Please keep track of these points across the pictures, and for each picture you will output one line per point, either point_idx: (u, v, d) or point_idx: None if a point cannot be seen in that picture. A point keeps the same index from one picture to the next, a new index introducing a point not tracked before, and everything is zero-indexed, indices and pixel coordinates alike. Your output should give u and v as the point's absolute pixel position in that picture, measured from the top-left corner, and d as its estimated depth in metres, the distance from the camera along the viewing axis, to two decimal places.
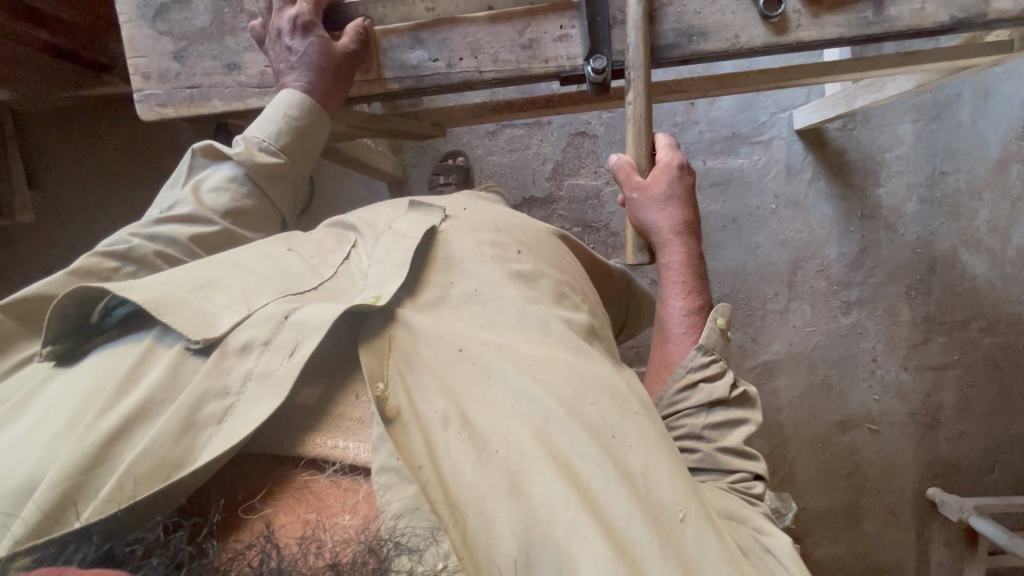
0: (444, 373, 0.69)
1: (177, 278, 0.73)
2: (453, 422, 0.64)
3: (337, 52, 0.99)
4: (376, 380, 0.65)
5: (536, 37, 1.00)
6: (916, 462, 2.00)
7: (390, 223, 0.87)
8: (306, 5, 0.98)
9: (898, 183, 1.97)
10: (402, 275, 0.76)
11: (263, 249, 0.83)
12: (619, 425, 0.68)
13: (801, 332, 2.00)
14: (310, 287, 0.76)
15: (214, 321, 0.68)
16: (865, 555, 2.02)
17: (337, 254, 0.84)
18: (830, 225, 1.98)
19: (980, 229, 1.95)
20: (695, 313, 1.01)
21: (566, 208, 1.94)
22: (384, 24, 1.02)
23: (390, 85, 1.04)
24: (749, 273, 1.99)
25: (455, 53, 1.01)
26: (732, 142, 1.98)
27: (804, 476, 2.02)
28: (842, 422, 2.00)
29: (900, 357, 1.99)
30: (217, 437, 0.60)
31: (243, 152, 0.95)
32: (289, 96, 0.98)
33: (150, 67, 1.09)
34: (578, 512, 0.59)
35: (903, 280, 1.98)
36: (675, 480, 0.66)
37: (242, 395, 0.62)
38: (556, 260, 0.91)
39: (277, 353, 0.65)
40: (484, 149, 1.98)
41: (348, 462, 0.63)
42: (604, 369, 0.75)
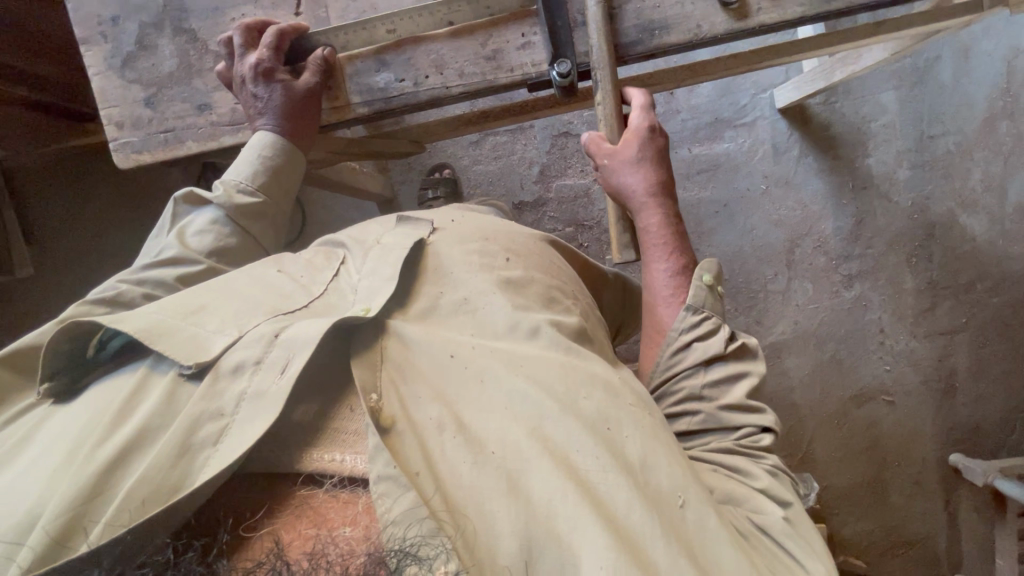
0: (437, 380, 0.69)
1: (168, 306, 0.73)
2: (448, 427, 0.64)
3: (301, 91, 1.00)
4: (370, 392, 0.65)
5: (499, 47, 1.00)
6: (936, 430, 1.98)
7: (379, 238, 0.88)
8: (266, 50, 0.99)
9: (887, 152, 1.95)
10: (388, 289, 0.76)
11: (253, 271, 0.84)
12: (615, 419, 0.69)
13: (805, 310, 1.98)
14: (300, 305, 0.76)
15: (206, 344, 0.69)
16: (894, 528, 1.99)
17: (325, 273, 0.84)
18: (823, 200, 1.97)
19: (975, 189, 1.93)
20: (680, 274, 0.99)
21: (556, 209, 1.94)
22: (348, 50, 1.03)
23: (359, 109, 1.04)
24: (746, 256, 1.98)
25: (420, 71, 1.02)
26: (716, 127, 1.97)
27: (823, 455, 2.00)
28: (856, 395, 1.98)
29: (908, 326, 1.97)
30: (214, 459, 0.60)
31: (222, 195, 0.96)
32: (262, 138, 1.00)
33: (123, 116, 1.10)
34: (576, 503, 0.60)
35: (903, 248, 1.96)
36: (674, 466, 0.67)
37: (236, 416, 0.63)
38: (545, 266, 0.90)
39: (270, 371, 0.65)
40: (469, 160, 1.98)
41: (346, 474, 0.63)
42: (596, 363, 0.74)
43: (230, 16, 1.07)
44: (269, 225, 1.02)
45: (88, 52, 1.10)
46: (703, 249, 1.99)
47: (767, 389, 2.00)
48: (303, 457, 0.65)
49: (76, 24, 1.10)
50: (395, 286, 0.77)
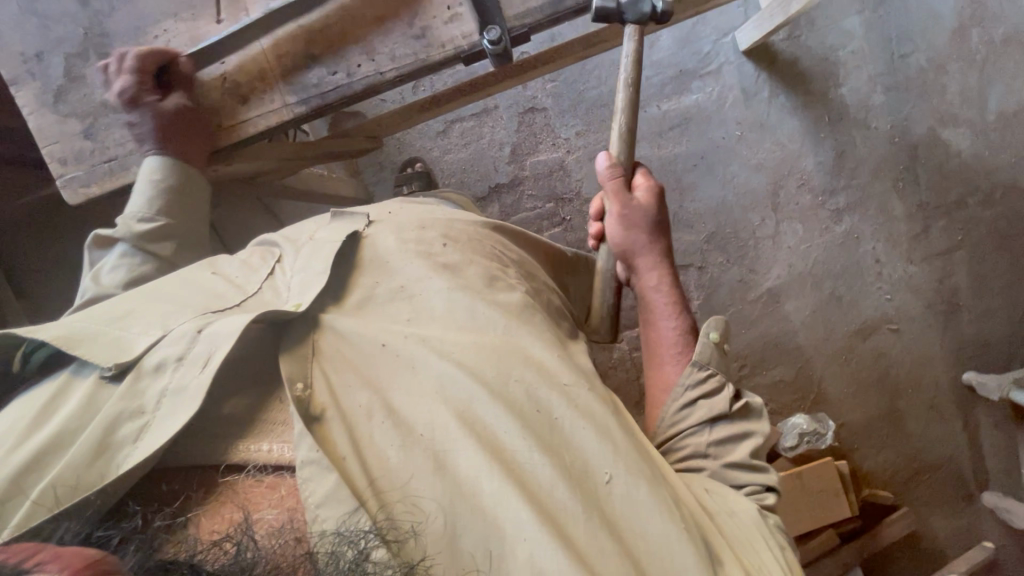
0: (370, 371, 0.79)
1: (94, 317, 0.83)
2: (377, 414, 0.75)
3: (168, 110, 1.03)
4: (296, 380, 0.76)
5: (427, 24, 0.99)
6: (945, 352, 1.96)
7: (312, 234, 0.97)
8: (127, 75, 1.02)
9: (859, 78, 1.92)
10: (321, 281, 0.86)
11: (191, 274, 0.94)
12: (544, 402, 0.79)
13: (798, 251, 1.96)
14: (232, 304, 0.86)
15: (128, 347, 0.79)
16: (916, 455, 1.98)
17: (260, 272, 0.94)
18: (800, 137, 1.94)
19: (954, 103, 1.89)
20: (685, 334, 1.03)
21: (533, 187, 1.93)
22: (277, 50, 1.02)
23: (296, 108, 1.03)
24: (731, 206, 1.96)
25: (352, 61, 1.01)
26: (682, 80, 1.94)
27: (836, 393, 1.98)
28: (860, 329, 1.97)
29: (903, 252, 1.94)
30: (136, 448, 0.71)
31: (124, 229, 1.04)
32: (152, 163, 1.05)
33: (64, 151, 1.09)
34: (498, 479, 0.71)
35: (889, 174, 1.93)
36: (599, 444, 0.77)
37: (156, 412, 0.73)
38: (484, 249, 0.97)
39: (192, 366, 0.75)
40: (439, 150, 1.96)
41: (271, 462, 0.74)
42: (530, 345, 0.84)
43: (153, 33, 1.08)
44: (180, 245, 1.09)
45: (20, 92, 1.09)
46: (686, 205, 1.96)
47: (770, 335, 1.98)
48: (232, 447, 0.76)
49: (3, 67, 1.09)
50: (328, 277, 0.87)
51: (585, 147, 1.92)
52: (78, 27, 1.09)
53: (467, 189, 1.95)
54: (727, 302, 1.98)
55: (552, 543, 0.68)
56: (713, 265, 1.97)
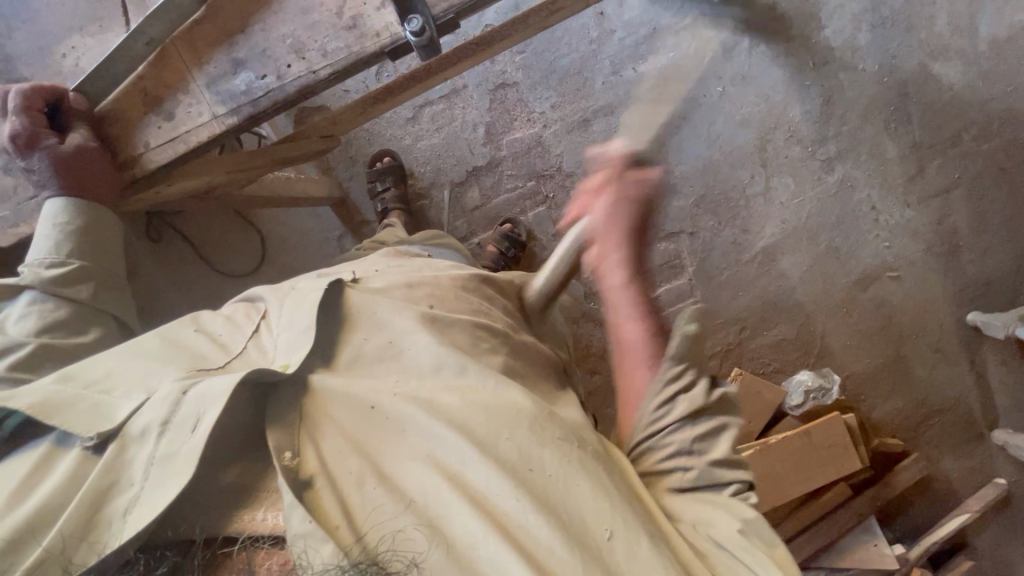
0: (358, 434, 0.77)
1: (69, 378, 0.79)
2: (368, 478, 0.73)
3: (63, 152, 0.96)
4: (284, 449, 0.73)
5: (356, 13, 0.91)
6: (948, 294, 1.92)
7: (296, 284, 0.98)
8: (17, 116, 0.95)
9: (842, 18, 1.82)
10: (308, 340, 0.83)
11: (170, 331, 0.91)
12: (537, 457, 0.77)
13: (790, 207, 1.90)
14: (217, 364, 0.83)
15: (110, 414, 0.75)
16: (924, 400, 1.96)
17: (246, 328, 0.92)
18: (785, 86, 1.85)
19: (943, 34, 1.81)
20: (645, 337, 0.97)
21: (512, 166, 1.86)
22: (196, 56, 0.93)
23: (226, 120, 0.94)
24: (718, 166, 1.89)
25: (280, 61, 0.92)
26: (657, 39, 1.85)
27: (839, 347, 1.95)
28: (859, 280, 1.92)
29: (899, 196, 1.88)
30: (127, 521, 0.67)
31: (29, 276, 0.97)
32: (53, 206, 1.01)
33: None
34: (495, 539, 0.69)
35: (879, 116, 1.85)
36: (598, 500, 0.75)
37: (146, 485, 0.69)
38: (469, 305, 0.99)
39: (180, 431, 0.71)
40: (410, 138, 1.89)
41: (267, 532, 0.70)
42: (518, 397, 0.82)
43: (59, 51, 1.09)
44: (100, 286, 1.04)
45: None
46: (672, 169, 1.89)
47: (767, 295, 1.93)
48: (225, 517, 0.72)
49: None
50: (315, 334, 0.84)
51: (561, 120, 1.86)
52: None
53: (444, 175, 1.89)
54: (720, 266, 1.93)
55: None
56: (705, 229, 1.91)
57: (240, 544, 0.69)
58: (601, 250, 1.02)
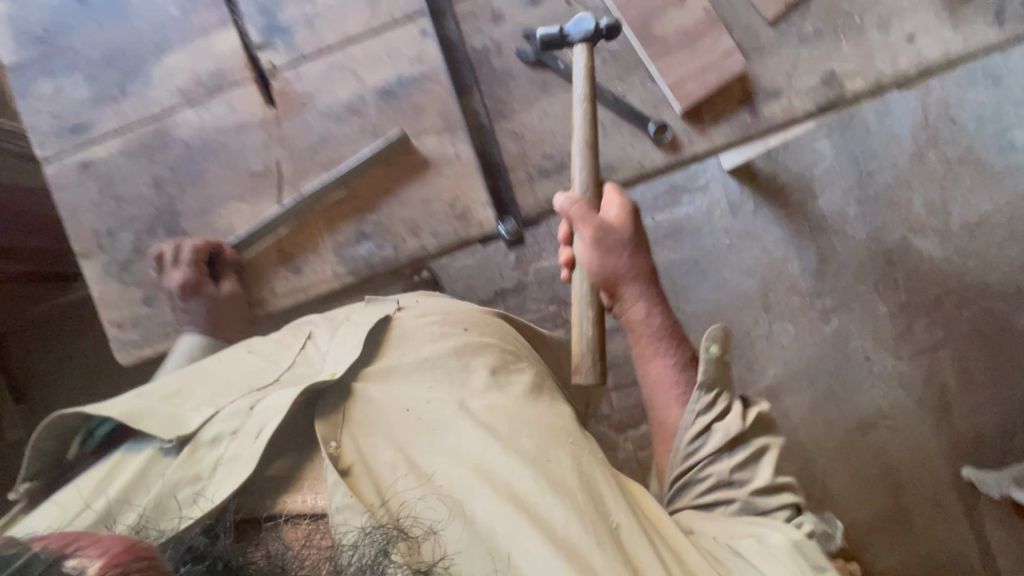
0: (399, 438, 1.00)
1: (152, 391, 1.03)
2: (402, 468, 0.97)
3: (221, 295, 1.19)
4: (329, 440, 0.98)
5: (466, 207, 1.18)
6: (942, 447, 2.00)
7: (348, 313, 1.24)
8: (188, 268, 1.18)
9: (833, 192, 2.09)
10: (354, 354, 1.08)
11: (235, 352, 1.15)
12: (553, 454, 1.00)
13: (792, 350, 2.04)
14: (270, 380, 1.07)
15: (182, 421, 0.98)
16: (927, 553, 1.96)
17: (294, 345, 1.17)
18: (785, 244, 2.08)
19: (921, 215, 2.07)
20: (680, 396, 1.21)
21: (538, 291, 2.02)
22: (330, 224, 1.21)
23: (344, 276, 1.20)
24: (725, 308, 2.06)
25: (398, 236, 1.20)
26: (673, 194, 2.10)
27: (841, 490, 1.99)
28: (858, 425, 2.01)
29: (891, 350, 2.04)
30: (206, 490, 0.92)
31: None
32: (188, 344, 1.22)
33: (123, 316, 1.25)
34: (508, 514, 0.93)
35: (869, 277, 2.06)
36: (610, 498, 0.99)
37: (212, 478, 0.93)
38: (493, 330, 1.22)
39: (246, 436, 0.96)
40: (447, 257, 2.07)
41: (308, 509, 0.94)
42: (536, 412, 1.06)
43: (216, 213, 1.23)
44: None
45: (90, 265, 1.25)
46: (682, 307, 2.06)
47: None
48: (274, 499, 0.95)
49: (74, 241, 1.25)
50: (360, 351, 1.09)
51: None
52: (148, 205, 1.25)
53: (475, 293, 2.04)
54: None
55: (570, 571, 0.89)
56: None
57: (285, 520, 0.93)
58: (621, 288, 1.20)
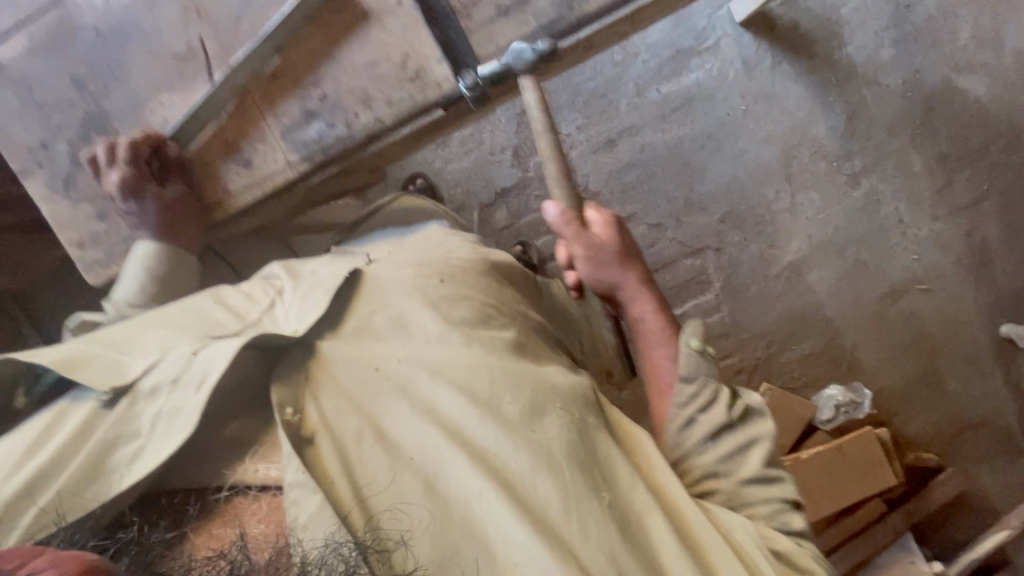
0: (357, 395, 0.90)
1: (96, 345, 0.92)
2: (368, 437, 0.86)
3: (170, 197, 1.22)
4: (287, 405, 0.87)
5: (418, 65, 1.14)
6: (981, 305, 1.88)
7: (313, 271, 1.08)
8: (127, 167, 1.19)
9: (864, 35, 1.87)
10: (313, 313, 0.95)
11: (192, 305, 1.02)
12: (539, 423, 0.88)
13: (817, 221, 1.91)
14: (229, 331, 0.95)
15: (123, 371, 0.88)
16: (959, 412, 1.92)
17: (260, 307, 1.02)
18: (808, 103, 1.89)
19: (969, 48, 1.82)
20: (665, 352, 1.09)
21: (540, 186, 1.96)
22: (267, 102, 1.19)
23: (298, 162, 1.19)
24: (743, 183, 1.92)
25: (349, 112, 1.17)
26: (681, 60, 1.92)
27: (870, 362, 1.93)
28: (889, 292, 1.90)
29: (927, 210, 1.88)
30: (125, 479, 0.82)
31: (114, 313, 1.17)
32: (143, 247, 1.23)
33: (82, 237, 1.28)
34: (491, 496, 0.82)
35: (904, 131, 1.87)
36: (533, 407, 0.89)
37: (152, 434, 0.84)
38: (478, 277, 1.07)
39: (188, 386, 0.85)
40: (442, 161, 2.03)
41: (263, 481, 0.87)
42: (482, 287, 1.06)
43: (150, 108, 1.22)
44: None
45: (33, 183, 1.28)
46: (697, 187, 1.93)
47: (795, 309, 1.94)
48: (222, 465, 0.88)
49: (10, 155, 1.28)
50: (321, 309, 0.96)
51: (585, 141, 1.97)
52: (78, 110, 1.25)
53: (474, 196, 2.01)
54: (747, 280, 1.94)
55: (511, 510, 0.81)
56: (730, 246, 1.93)
57: (229, 491, 0.86)
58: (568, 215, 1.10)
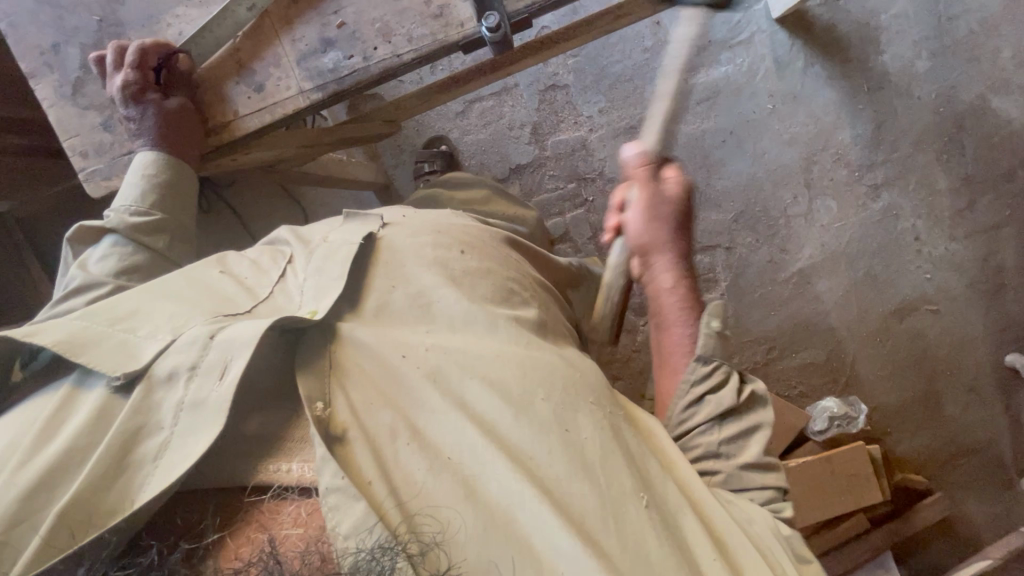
0: (385, 386, 0.86)
1: (101, 321, 0.90)
2: (402, 435, 0.81)
3: (171, 107, 1.18)
4: (315, 399, 0.82)
5: (444, 5, 1.12)
6: (989, 332, 1.85)
7: (323, 237, 1.07)
8: (132, 70, 1.17)
9: (902, 44, 1.83)
10: (335, 289, 0.94)
11: (197, 274, 1.03)
12: (572, 424, 0.84)
13: (832, 230, 1.88)
14: (243, 310, 0.94)
15: (136, 354, 0.86)
16: (955, 439, 1.89)
17: (273, 274, 1.05)
18: (837, 108, 1.86)
19: (1006, 68, 1.79)
20: (684, 333, 1.07)
21: (555, 166, 1.95)
22: (286, 26, 1.17)
23: (314, 92, 1.17)
24: (761, 183, 1.89)
25: (368, 44, 1.15)
26: (710, 51, 1.90)
27: (870, 377, 1.89)
28: (897, 309, 1.87)
29: (945, 229, 1.84)
30: (152, 475, 0.77)
31: (116, 219, 1.16)
32: (144, 157, 1.21)
33: (85, 145, 1.27)
34: (532, 502, 0.77)
35: (931, 146, 1.83)
36: (561, 401, 0.86)
37: (174, 429, 0.79)
38: (496, 252, 1.08)
39: (207, 377, 0.82)
40: (458, 132, 2.02)
41: (294, 483, 0.82)
42: (506, 274, 1.04)
43: (166, 20, 1.22)
44: (173, 236, 1.24)
45: (41, 88, 1.27)
46: (714, 183, 1.91)
47: (801, 316, 1.91)
48: (251, 464, 0.83)
49: (23, 60, 1.26)
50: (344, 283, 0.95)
51: (607, 125, 1.93)
52: (94, 16, 1.25)
53: (487, 170, 1.99)
54: (754, 283, 1.92)
55: (548, 510, 0.76)
56: (742, 246, 1.91)
57: (271, 494, 0.81)
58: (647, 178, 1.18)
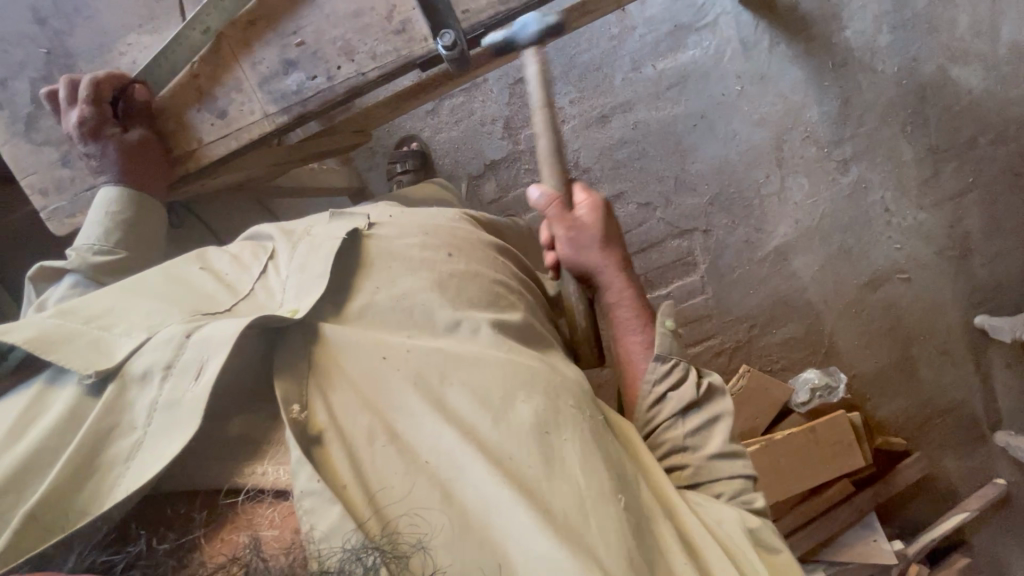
0: (365, 391, 0.86)
1: (70, 317, 0.88)
2: (379, 437, 0.81)
3: (131, 140, 1.15)
4: (292, 402, 0.82)
5: (404, 19, 1.10)
6: (957, 297, 1.92)
7: (308, 231, 1.06)
8: (87, 105, 1.14)
9: (863, 18, 1.86)
10: (314, 292, 0.93)
11: (180, 270, 1.02)
12: (552, 424, 0.85)
13: (805, 206, 1.92)
14: (224, 308, 0.93)
15: (109, 352, 0.84)
16: (928, 401, 1.96)
17: (254, 269, 1.03)
18: (803, 86, 1.88)
19: (965, 37, 1.83)
20: (643, 347, 1.11)
21: (530, 159, 1.94)
22: (245, 48, 1.15)
23: (280, 117, 1.15)
24: (734, 165, 1.92)
25: (331, 64, 1.13)
26: (677, 36, 1.90)
27: (847, 346, 1.95)
28: (870, 281, 1.92)
29: (912, 200, 1.89)
30: (123, 477, 0.76)
31: (76, 260, 1.11)
32: (107, 195, 1.18)
33: (44, 182, 1.23)
34: (510, 504, 0.78)
35: (896, 120, 1.87)
36: (543, 404, 0.87)
37: (149, 427, 0.79)
38: (483, 254, 1.08)
39: (184, 375, 0.81)
40: (431, 130, 2.01)
41: (271, 485, 0.81)
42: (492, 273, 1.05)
43: (118, 49, 1.19)
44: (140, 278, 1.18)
45: None
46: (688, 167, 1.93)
47: (778, 293, 1.95)
48: (218, 469, 0.82)
49: None
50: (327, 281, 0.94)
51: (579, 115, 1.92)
52: (41, 47, 1.21)
53: (462, 167, 1.98)
54: (732, 264, 1.95)
55: (525, 511, 0.78)
56: (718, 228, 1.94)
57: (244, 496, 0.80)
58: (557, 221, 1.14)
